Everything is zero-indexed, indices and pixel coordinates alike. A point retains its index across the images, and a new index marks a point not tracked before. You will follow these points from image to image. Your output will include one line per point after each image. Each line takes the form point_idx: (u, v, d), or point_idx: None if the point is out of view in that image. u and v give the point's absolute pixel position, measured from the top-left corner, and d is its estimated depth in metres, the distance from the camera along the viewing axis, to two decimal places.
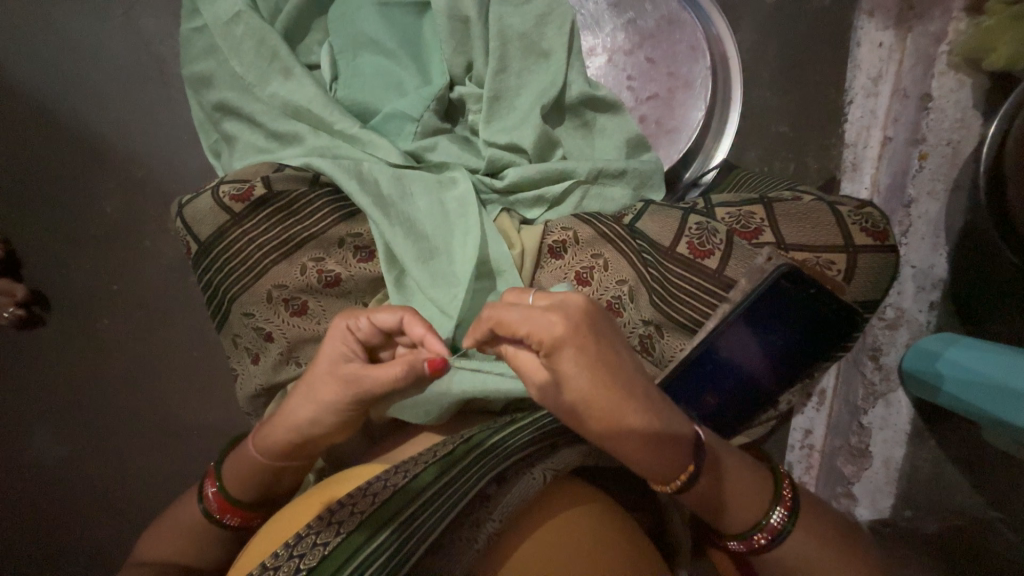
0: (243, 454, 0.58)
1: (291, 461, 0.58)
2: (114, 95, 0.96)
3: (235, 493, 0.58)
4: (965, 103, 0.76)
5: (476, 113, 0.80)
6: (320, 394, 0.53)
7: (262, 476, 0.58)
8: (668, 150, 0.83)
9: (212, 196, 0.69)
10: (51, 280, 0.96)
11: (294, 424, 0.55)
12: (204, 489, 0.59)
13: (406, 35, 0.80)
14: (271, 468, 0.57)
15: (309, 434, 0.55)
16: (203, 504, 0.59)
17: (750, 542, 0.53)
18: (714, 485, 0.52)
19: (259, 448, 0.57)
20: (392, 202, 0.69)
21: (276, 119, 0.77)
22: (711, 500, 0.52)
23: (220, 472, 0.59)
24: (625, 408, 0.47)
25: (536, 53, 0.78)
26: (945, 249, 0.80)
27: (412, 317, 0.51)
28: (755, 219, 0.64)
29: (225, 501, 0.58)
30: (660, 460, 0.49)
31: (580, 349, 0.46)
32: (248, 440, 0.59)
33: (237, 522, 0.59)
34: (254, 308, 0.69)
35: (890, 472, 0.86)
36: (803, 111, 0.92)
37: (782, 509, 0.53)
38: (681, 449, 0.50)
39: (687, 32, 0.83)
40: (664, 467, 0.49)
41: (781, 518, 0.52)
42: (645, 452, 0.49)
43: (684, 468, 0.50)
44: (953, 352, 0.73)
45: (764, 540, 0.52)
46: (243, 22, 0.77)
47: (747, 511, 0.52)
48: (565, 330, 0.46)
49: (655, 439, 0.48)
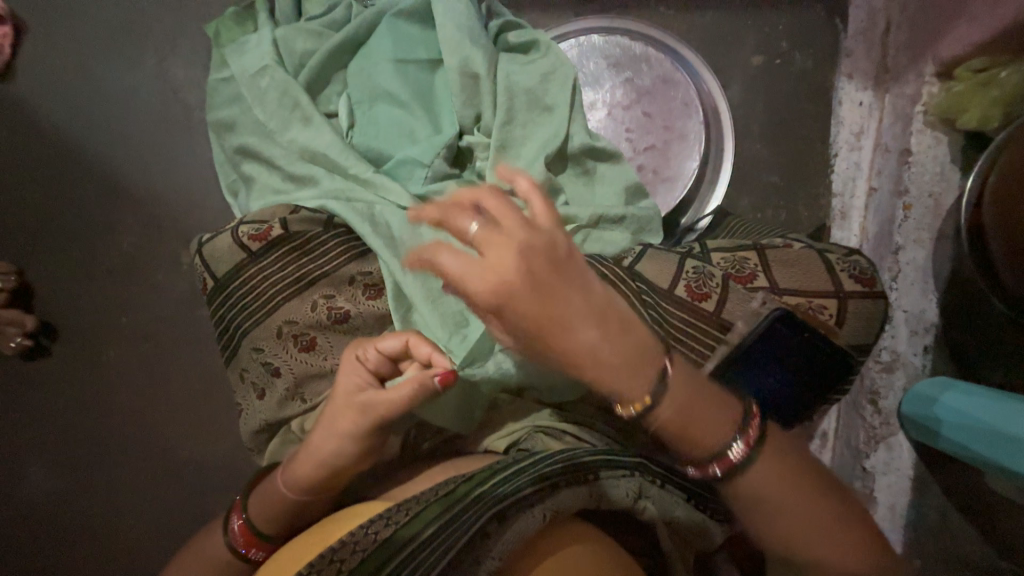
0: (267, 488, 0.60)
1: (318, 491, 0.59)
2: (140, 137, 1.02)
3: (260, 526, 0.60)
4: (942, 158, 0.80)
5: (483, 160, 0.85)
6: (340, 424, 0.56)
7: (283, 510, 0.59)
8: (665, 197, 0.87)
9: (230, 236, 0.72)
10: (63, 311, 0.98)
11: (318, 458, 0.57)
12: (229, 520, 0.61)
13: (418, 88, 0.86)
14: (298, 501, 0.59)
15: (333, 464, 0.57)
16: (226, 535, 0.61)
17: (707, 470, 0.51)
18: (701, 419, 0.50)
19: (285, 483, 0.59)
20: (402, 243, 0.73)
21: (294, 162, 0.82)
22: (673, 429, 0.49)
23: (247, 505, 0.60)
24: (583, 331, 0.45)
25: (539, 107, 0.84)
26: (935, 294, 0.82)
27: (415, 338, 0.56)
28: (749, 264, 0.67)
29: (249, 532, 0.60)
30: (637, 392, 0.48)
31: (533, 283, 0.43)
32: (274, 476, 0.61)
33: (259, 556, 0.60)
34: (264, 343, 0.70)
35: (896, 519, 0.84)
36: (792, 162, 0.97)
37: (742, 443, 0.50)
38: (641, 375, 0.47)
39: (680, 90, 0.89)
40: (631, 386, 0.47)
41: (738, 451, 0.50)
42: (604, 369, 0.46)
43: (639, 397, 0.47)
44: (950, 396, 0.74)
45: (719, 469, 0.50)
46: (270, 76, 0.84)
47: (705, 434, 0.50)
48: (519, 269, 0.42)
49: (634, 367, 0.47)
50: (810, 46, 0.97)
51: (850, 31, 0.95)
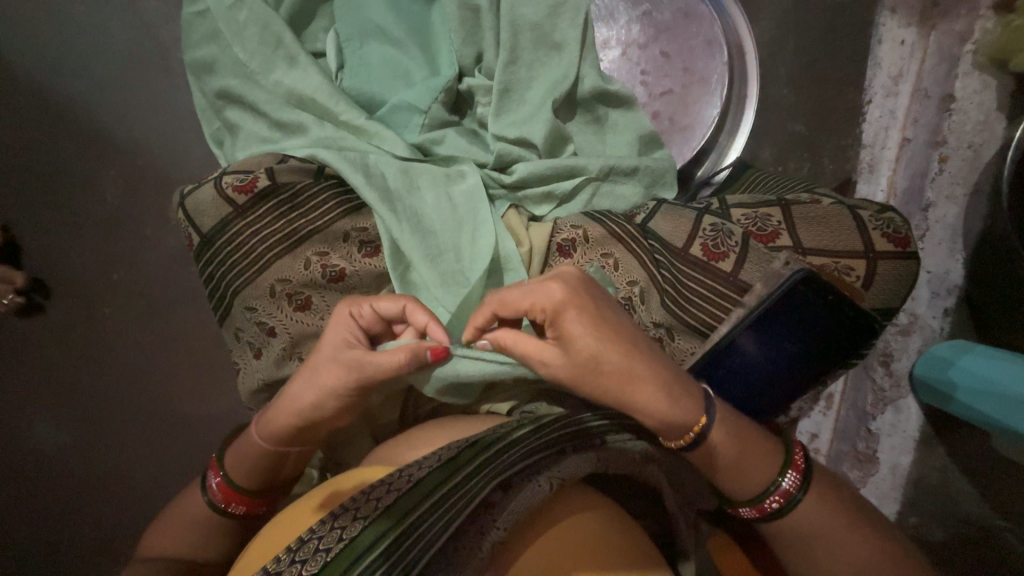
0: (244, 444, 0.60)
1: (294, 443, 0.59)
2: (113, 80, 0.94)
3: (239, 482, 0.60)
4: (988, 104, 0.74)
5: (485, 106, 0.78)
6: (321, 376, 0.54)
7: (263, 465, 0.59)
8: (680, 148, 0.81)
9: (214, 187, 0.67)
10: (52, 268, 0.95)
11: (296, 408, 0.56)
12: (208, 480, 0.61)
13: (414, 24, 0.78)
14: (273, 452, 0.59)
15: (310, 416, 0.56)
16: (207, 493, 0.61)
17: (762, 507, 0.53)
18: (746, 454, 0.53)
19: (258, 433, 0.59)
20: (399, 196, 0.68)
21: (280, 108, 0.75)
22: (727, 466, 0.53)
23: (224, 461, 0.60)
24: (620, 377, 0.48)
25: (548, 45, 0.75)
26: (963, 254, 0.78)
27: (413, 305, 0.53)
28: (772, 221, 0.62)
29: (230, 490, 0.60)
30: (675, 415, 0.50)
31: (599, 335, 0.48)
32: (248, 432, 0.60)
33: (242, 510, 0.61)
34: (257, 303, 0.67)
35: (896, 479, 0.86)
36: (820, 111, 0.90)
37: (794, 474, 0.53)
38: (693, 399, 0.51)
39: (704, 26, 0.81)
40: (683, 414, 0.50)
41: (793, 481, 0.53)
42: (654, 378, 0.49)
43: (695, 421, 0.51)
44: (967, 360, 0.72)
45: (776, 504, 0.53)
46: (247, 7, 0.75)
47: (754, 475, 0.53)
48: (583, 329, 0.47)
49: (672, 394, 0.50)
50: None
51: None
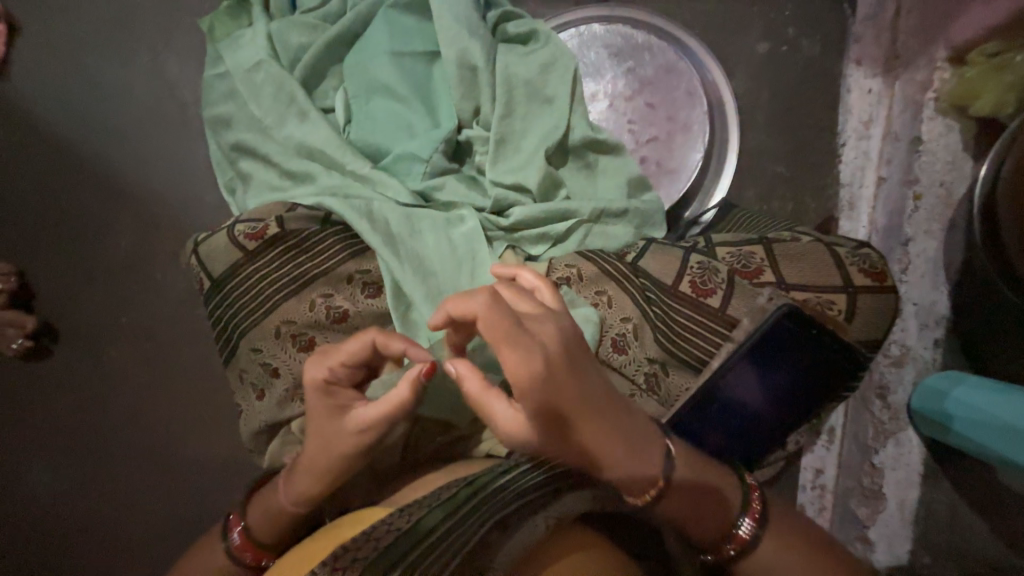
0: (268, 499, 0.60)
1: (321, 502, 0.59)
2: (136, 134, 1.00)
3: (263, 538, 0.60)
4: (954, 146, 0.79)
5: (482, 155, 0.83)
6: (335, 445, 0.54)
7: (288, 523, 0.59)
8: (667, 190, 0.86)
9: (227, 234, 0.71)
10: (65, 312, 0.98)
11: (318, 472, 0.56)
12: (230, 529, 0.61)
13: (416, 82, 0.84)
14: (300, 513, 0.58)
15: (331, 478, 0.56)
16: (228, 545, 0.60)
17: (721, 552, 0.54)
18: (708, 501, 0.53)
19: (286, 497, 0.58)
20: (401, 240, 0.72)
21: (291, 159, 0.81)
22: (689, 514, 0.52)
23: (245, 514, 0.61)
24: (589, 428, 0.47)
25: (539, 99, 0.82)
26: (945, 285, 0.81)
27: (383, 334, 0.54)
28: (756, 259, 0.65)
29: (253, 544, 0.60)
30: (634, 477, 0.50)
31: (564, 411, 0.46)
32: (273, 488, 0.60)
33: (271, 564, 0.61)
34: (262, 344, 0.70)
35: (905, 514, 0.84)
36: (799, 153, 0.95)
37: (751, 519, 0.54)
38: (651, 463, 0.50)
39: (684, 80, 0.87)
40: (641, 474, 0.49)
41: (748, 530, 0.53)
42: (615, 449, 0.48)
43: (654, 479, 0.50)
44: (959, 391, 0.73)
45: (733, 550, 0.53)
46: (265, 71, 0.82)
47: (720, 517, 0.53)
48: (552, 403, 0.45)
49: (634, 458, 0.49)
50: (817, 32, 0.95)
51: (858, 15, 0.93)
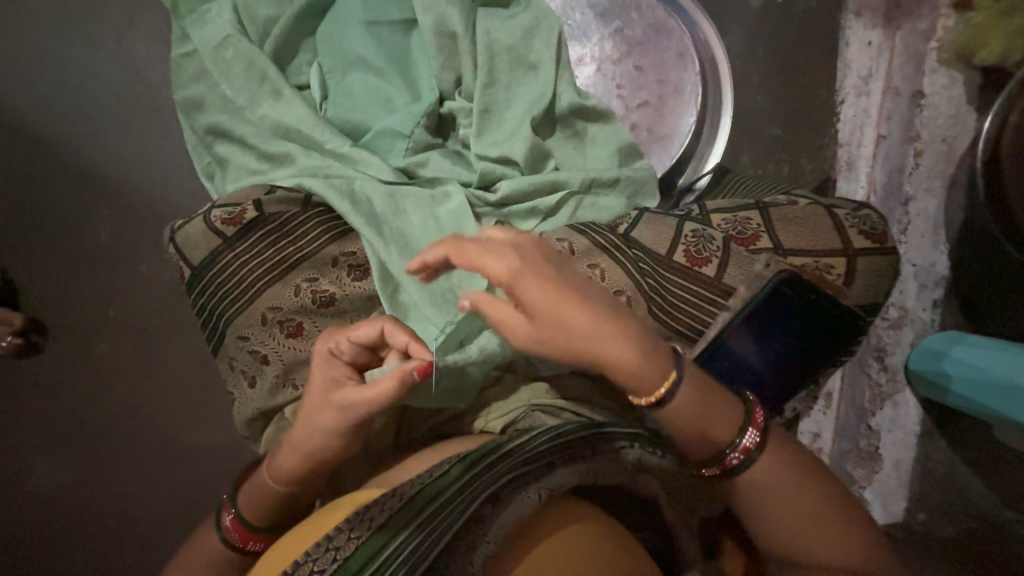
0: (256, 484, 0.59)
1: (310, 483, 0.58)
2: (107, 121, 0.96)
3: (253, 520, 0.58)
4: (957, 99, 0.76)
5: (466, 127, 0.79)
6: (319, 420, 0.54)
7: (275, 506, 0.58)
8: (660, 157, 0.83)
9: (203, 221, 0.68)
10: (50, 308, 0.95)
11: (304, 452, 0.56)
12: (221, 519, 0.59)
13: (394, 53, 0.79)
14: (285, 494, 0.58)
15: (317, 458, 0.56)
16: (221, 531, 0.59)
17: (723, 463, 0.52)
18: (709, 412, 0.52)
19: (271, 477, 0.58)
20: (386, 220, 0.69)
21: (267, 140, 0.77)
22: (693, 424, 0.52)
23: (236, 499, 0.59)
24: (600, 347, 0.48)
25: (524, 66, 0.78)
26: (946, 246, 0.79)
27: (390, 326, 0.54)
28: (752, 225, 0.63)
29: (244, 529, 0.58)
30: (649, 384, 0.49)
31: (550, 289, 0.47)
32: (260, 471, 0.59)
33: (260, 548, 0.59)
34: (249, 331, 0.68)
35: (902, 474, 0.85)
36: (795, 113, 0.92)
37: (755, 431, 0.52)
38: (662, 360, 0.50)
39: (675, 39, 0.83)
40: (652, 375, 0.49)
41: (752, 439, 0.52)
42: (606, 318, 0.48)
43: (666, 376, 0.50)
44: (959, 350, 0.72)
45: (736, 459, 0.52)
46: (233, 47, 0.78)
47: (723, 424, 0.52)
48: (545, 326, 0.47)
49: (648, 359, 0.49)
50: None
51: None
